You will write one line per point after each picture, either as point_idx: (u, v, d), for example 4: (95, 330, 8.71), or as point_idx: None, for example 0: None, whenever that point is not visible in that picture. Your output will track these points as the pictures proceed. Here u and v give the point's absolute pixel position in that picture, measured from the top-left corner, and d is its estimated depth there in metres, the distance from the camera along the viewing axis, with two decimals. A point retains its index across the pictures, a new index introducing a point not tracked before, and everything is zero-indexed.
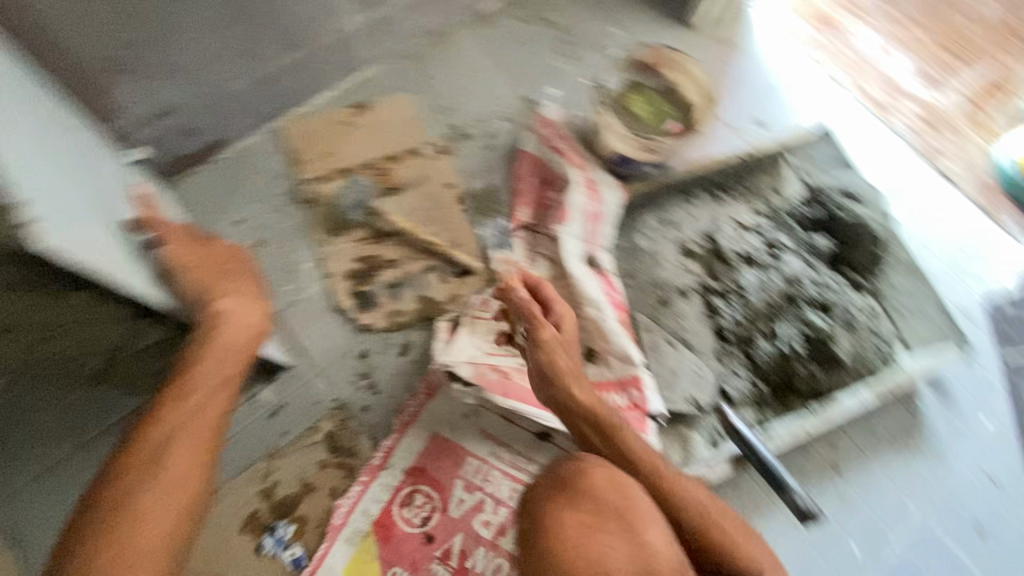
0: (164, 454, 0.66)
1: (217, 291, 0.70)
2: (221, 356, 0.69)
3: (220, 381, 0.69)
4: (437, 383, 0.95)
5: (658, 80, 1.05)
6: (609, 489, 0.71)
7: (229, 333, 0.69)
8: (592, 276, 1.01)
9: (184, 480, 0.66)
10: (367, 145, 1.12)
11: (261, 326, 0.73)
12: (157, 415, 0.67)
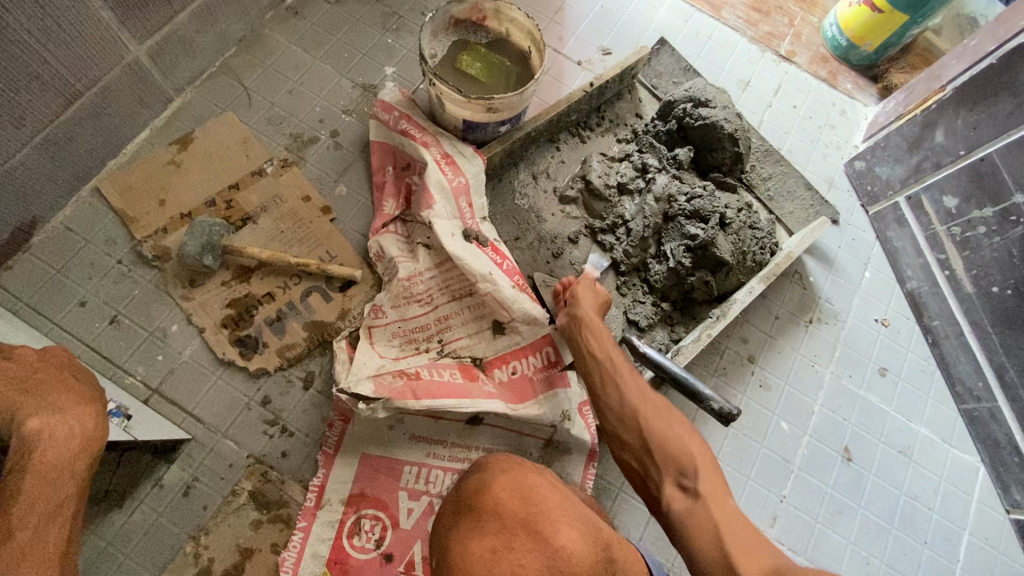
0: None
1: (26, 409, 0.58)
2: (48, 483, 0.56)
3: (51, 511, 0.56)
4: (348, 408, 0.90)
5: (484, 34, 1.02)
6: (511, 499, 0.59)
7: (49, 454, 0.57)
8: (478, 251, 0.97)
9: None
10: (203, 180, 1.02)
11: (92, 438, 0.62)
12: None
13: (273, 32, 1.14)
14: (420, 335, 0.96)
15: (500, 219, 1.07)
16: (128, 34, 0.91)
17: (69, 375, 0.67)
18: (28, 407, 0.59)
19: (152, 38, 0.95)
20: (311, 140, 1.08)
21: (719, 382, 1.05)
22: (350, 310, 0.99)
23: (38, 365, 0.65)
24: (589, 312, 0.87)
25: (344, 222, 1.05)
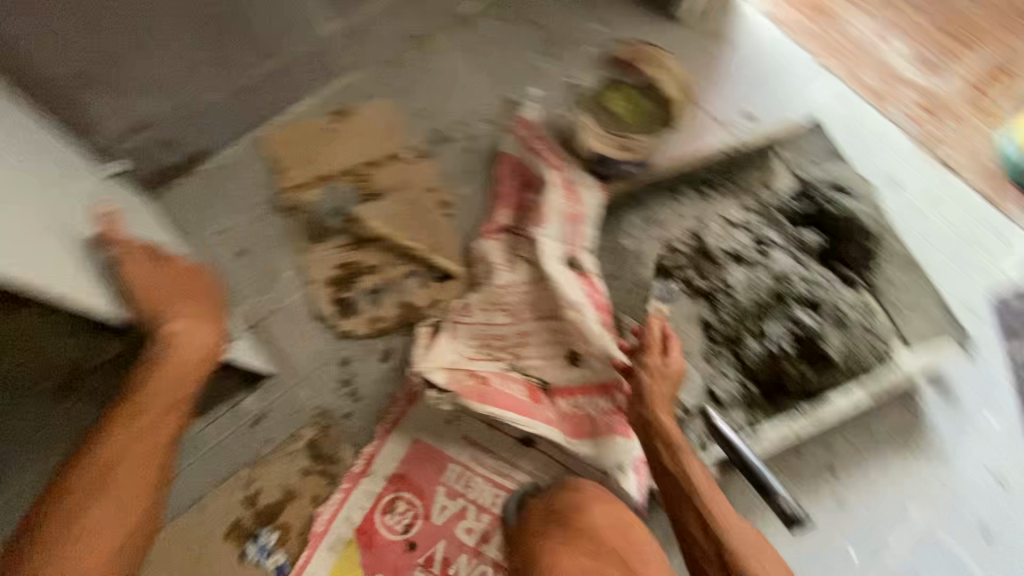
0: (111, 470, 0.74)
1: (166, 315, 0.79)
2: (167, 384, 0.78)
3: (166, 405, 0.78)
4: (416, 391, 0.95)
5: (636, 78, 1.02)
6: (606, 526, 0.83)
7: (178, 356, 0.79)
8: (574, 279, 0.98)
9: (122, 494, 0.74)
10: (348, 151, 1.12)
11: (206, 347, 0.81)
12: (99, 441, 0.75)
13: (441, 34, 1.24)
14: (497, 344, 0.98)
15: (603, 253, 1.08)
16: (325, 13, 1.03)
17: (189, 287, 0.85)
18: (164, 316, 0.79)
19: (343, 20, 1.07)
20: (451, 136, 1.16)
21: (790, 484, 0.98)
22: (440, 299, 1.02)
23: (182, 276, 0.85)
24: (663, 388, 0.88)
25: (458, 218, 1.10)
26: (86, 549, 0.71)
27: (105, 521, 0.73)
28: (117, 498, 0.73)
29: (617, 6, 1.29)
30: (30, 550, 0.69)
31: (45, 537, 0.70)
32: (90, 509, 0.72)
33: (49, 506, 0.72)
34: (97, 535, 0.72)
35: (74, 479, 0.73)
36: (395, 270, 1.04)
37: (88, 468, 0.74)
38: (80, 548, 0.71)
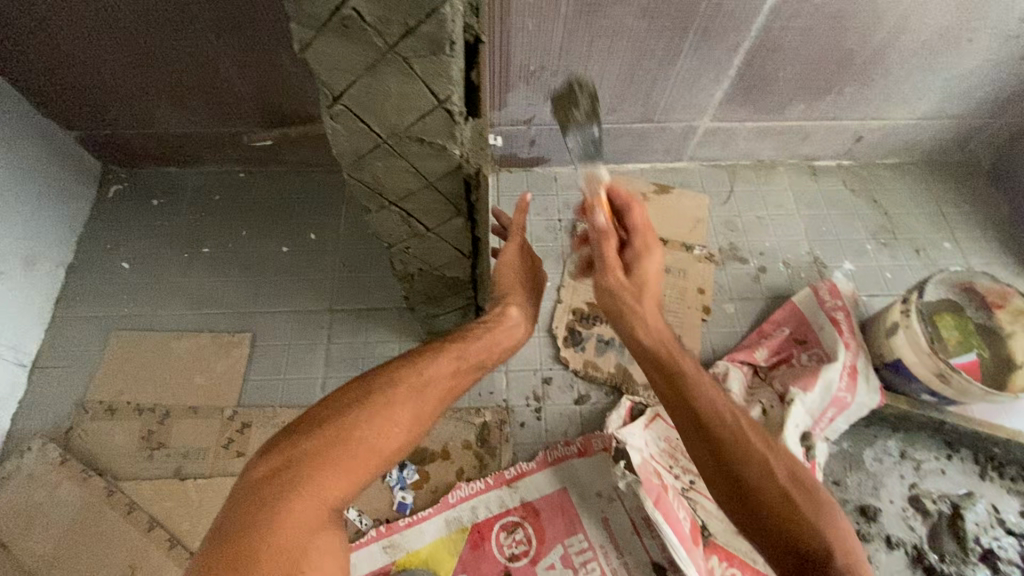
0: (395, 384, 0.61)
1: (514, 297, 0.71)
2: (483, 347, 0.67)
3: (473, 368, 0.66)
4: (591, 448, 0.95)
5: (986, 316, 0.94)
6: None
7: (502, 334, 0.69)
8: (802, 458, 0.91)
9: (410, 426, 0.59)
10: (651, 219, 1.19)
11: (519, 344, 0.71)
12: (428, 359, 0.63)
13: (783, 173, 1.28)
14: (687, 460, 0.94)
15: (834, 451, 0.98)
16: (717, 110, 1.12)
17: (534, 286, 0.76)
18: (515, 297, 0.72)
19: (723, 121, 1.15)
20: (742, 258, 1.18)
21: None
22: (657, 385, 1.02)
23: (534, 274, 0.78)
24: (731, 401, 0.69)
25: (710, 329, 1.10)
26: (363, 442, 0.57)
27: (382, 437, 0.58)
28: (396, 422, 0.59)
29: (971, 237, 1.24)
30: (308, 420, 0.58)
31: (326, 416, 0.58)
32: (366, 413, 0.58)
33: (300, 433, 0.57)
34: (362, 467, 0.57)
35: (385, 383, 0.60)
36: None
37: (361, 408, 0.58)
38: (351, 463, 0.56)
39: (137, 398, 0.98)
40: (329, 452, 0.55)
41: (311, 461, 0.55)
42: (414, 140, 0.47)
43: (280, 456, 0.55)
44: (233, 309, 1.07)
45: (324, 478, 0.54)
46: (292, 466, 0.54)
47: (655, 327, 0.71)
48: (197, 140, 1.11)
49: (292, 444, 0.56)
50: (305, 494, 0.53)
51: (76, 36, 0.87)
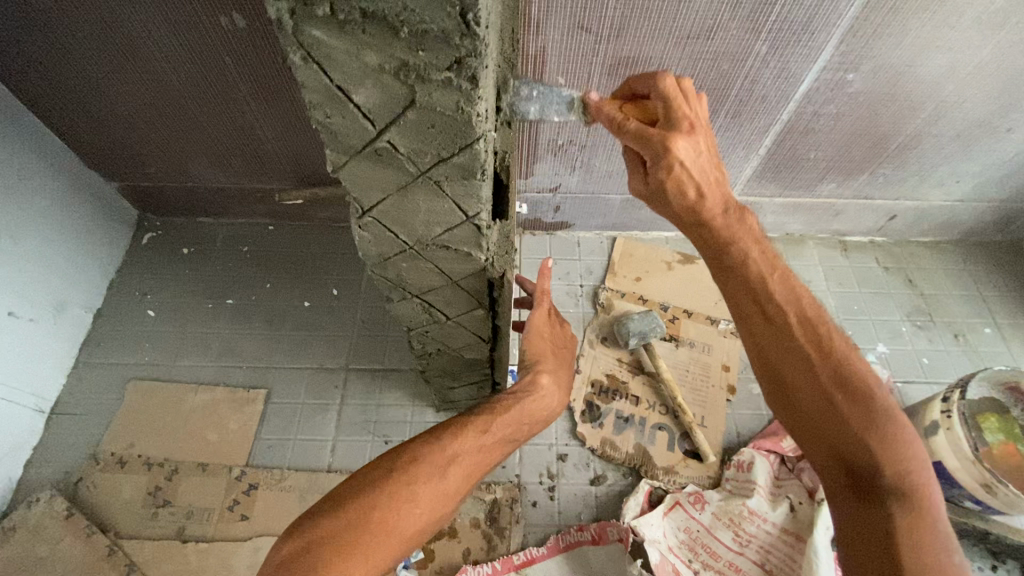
0: (417, 462, 0.57)
1: (545, 364, 0.70)
2: (511, 422, 0.63)
3: (501, 442, 0.63)
4: (610, 537, 0.90)
5: None
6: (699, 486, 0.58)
7: (533, 407, 0.66)
8: (833, 564, 0.84)
9: (431, 507, 0.56)
10: (677, 290, 1.17)
11: (549, 416, 0.69)
12: (453, 435, 0.60)
13: (813, 247, 1.26)
14: (709, 556, 0.88)
15: None
16: (745, 185, 1.11)
17: (564, 350, 0.75)
18: (547, 364, 0.70)
19: (752, 196, 1.14)
20: None
21: None
22: (677, 469, 0.98)
23: (565, 342, 0.77)
24: (796, 307, 0.58)
25: (735, 410, 1.05)
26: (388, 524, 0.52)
27: (408, 518, 0.54)
28: (418, 503, 0.55)
29: (1015, 323, 1.18)
30: (331, 500, 0.54)
31: (349, 493, 0.54)
32: (389, 493, 0.54)
33: (322, 515, 0.52)
34: (385, 552, 0.52)
35: (411, 459, 0.57)
36: (653, 416, 1.03)
37: (387, 486, 0.55)
38: (371, 545, 0.51)
39: (148, 451, 0.98)
40: (350, 535, 0.51)
41: (334, 544, 0.50)
42: (441, 247, 0.47)
43: (299, 540, 0.50)
44: (251, 361, 1.07)
45: (345, 564, 0.49)
46: (312, 551, 0.49)
47: (739, 243, 0.58)
48: (230, 195, 1.14)
49: (315, 525, 0.51)
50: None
51: (128, 99, 0.92)
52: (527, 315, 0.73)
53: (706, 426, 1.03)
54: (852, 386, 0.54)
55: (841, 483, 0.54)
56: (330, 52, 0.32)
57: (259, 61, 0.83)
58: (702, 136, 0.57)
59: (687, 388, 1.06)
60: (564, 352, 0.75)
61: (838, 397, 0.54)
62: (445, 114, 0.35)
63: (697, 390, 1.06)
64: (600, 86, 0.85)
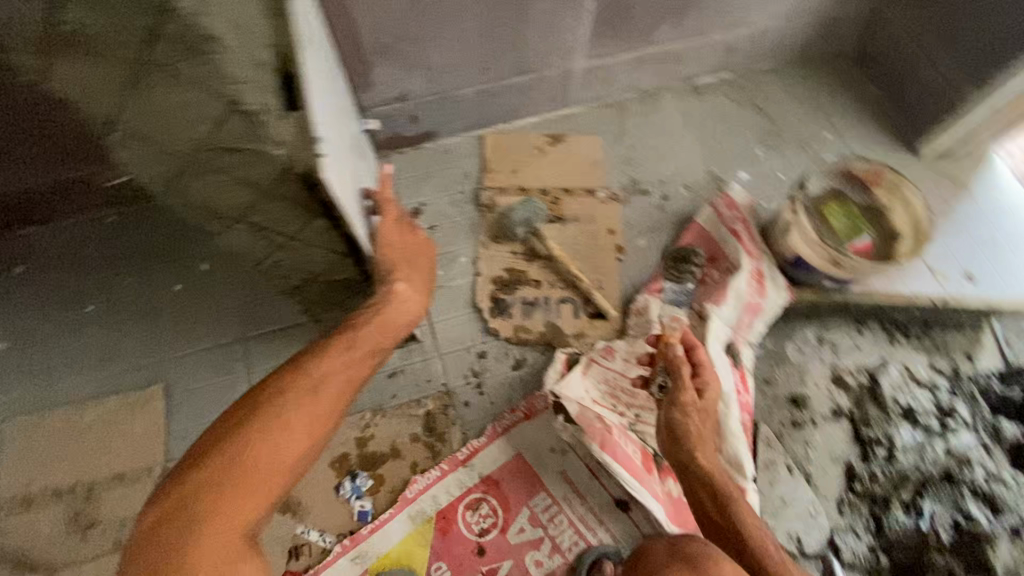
0: (278, 400, 0.56)
1: (401, 271, 0.68)
2: (371, 337, 0.63)
3: (367, 358, 0.62)
4: (538, 408, 0.98)
5: (867, 196, 1.00)
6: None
7: (391, 316, 0.65)
8: (728, 367, 0.96)
9: (304, 437, 0.57)
10: (552, 171, 1.19)
11: (417, 320, 0.68)
12: (309, 362, 0.59)
13: (669, 97, 1.29)
14: (629, 398, 0.96)
15: (760, 352, 1.03)
16: (588, 49, 1.11)
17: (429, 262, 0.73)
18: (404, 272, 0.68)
19: (596, 59, 1.14)
20: (646, 190, 1.19)
21: None
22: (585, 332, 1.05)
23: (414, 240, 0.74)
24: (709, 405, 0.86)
25: (629, 265, 1.11)
26: (252, 475, 0.53)
27: (278, 460, 0.55)
28: (287, 439, 0.55)
29: (850, 122, 1.29)
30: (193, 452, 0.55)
31: (214, 449, 0.54)
32: (251, 435, 0.55)
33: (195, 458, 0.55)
34: (265, 491, 0.55)
35: (262, 393, 0.58)
36: (554, 292, 1.08)
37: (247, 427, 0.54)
38: (248, 489, 0.53)
39: (50, 483, 0.91)
40: (223, 489, 0.52)
41: (201, 492, 0.52)
42: (223, 149, 0.46)
43: (169, 499, 0.52)
44: (135, 365, 0.99)
45: (227, 514, 0.52)
46: (181, 508, 0.52)
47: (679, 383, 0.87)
48: (45, 192, 1.01)
49: (179, 482, 0.53)
50: (210, 532, 0.52)
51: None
52: (377, 226, 0.70)
53: (603, 286, 1.08)
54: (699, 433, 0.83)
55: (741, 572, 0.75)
56: None
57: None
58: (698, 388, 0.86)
59: (580, 257, 1.11)
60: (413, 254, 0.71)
61: (709, 457, 0.82)
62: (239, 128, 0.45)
63: (590, 256, 1.11)
64: None
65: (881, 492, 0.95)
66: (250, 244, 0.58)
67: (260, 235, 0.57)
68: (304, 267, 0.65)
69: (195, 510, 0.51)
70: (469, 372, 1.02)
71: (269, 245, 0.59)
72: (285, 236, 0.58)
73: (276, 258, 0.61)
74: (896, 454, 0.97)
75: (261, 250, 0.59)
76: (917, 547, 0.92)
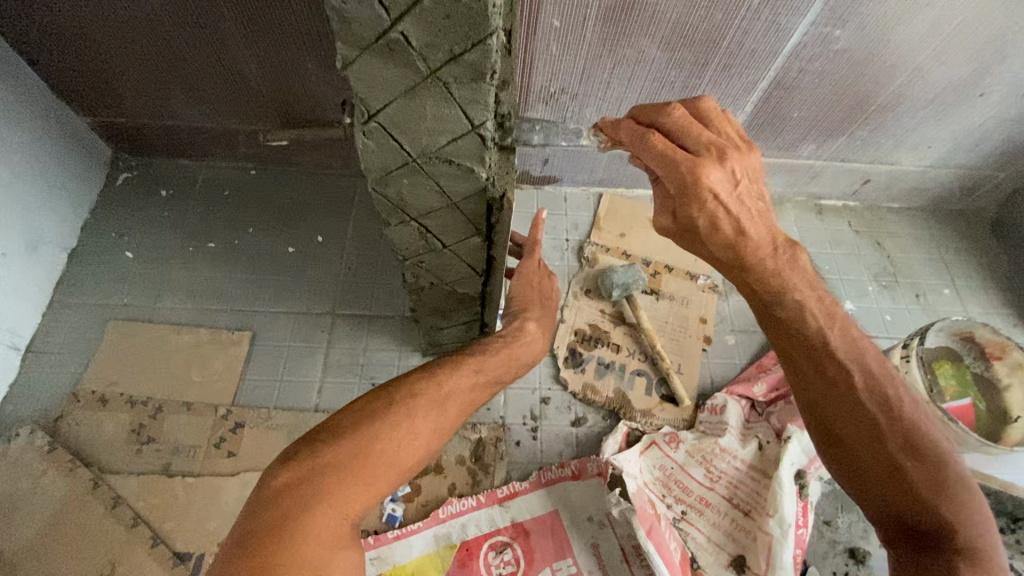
0: (416, 395, 0.57)
1: (528, 310, 0.72)
2: (501, 363, 0.65)
3: (492, 382, 0.64)
4: (588, 471, 0.96)
5: (984, 366, 0.95)
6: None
7: (521, 349, 0.67)
8: (794, 496, 0.91)
9: (428, 440, 0.56)
10: (659, 246, 1.20)
11: (533, 361, 0.71)
12: (448, 372, 0.60)
13: (791, 210, 1.30)
14: (681, 491, 0.94)
15: (828, 490, 0.98)
16: None
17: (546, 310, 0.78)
18: (532, 312, 0.72)
19: None
20: None
21: None
22: (652, 410, 1.03)
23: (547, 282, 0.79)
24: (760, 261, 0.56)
25: (712, 360, 1.11)
26: (381, 463, 0.52)
27: (403, 456, 0.54)
28: (417, 435, 0.55)
29: (972, 285, 1.25)
30: (329, 426, 0.54)
31: (353, 428, 0.53)
32: (389, 424, 0.54)
33: (327, 432, 0.53)
34: (383, 481, 0.53)
35: (403, 387, 0.58)
36: (631, 360, 1.07)
37: (390, 410, 0.55)
38: (372, 475, 0.52)
39: (127, 390, 0.97)
40: (352, 466, 0.51)
41: (333, 468, 0.50)
42: (444, 161, 0.48)
43: (299, 466, 0.50)
44: (234, 307, 1.06)
45: (350, 493, 0.50)
46: (310, 480, 0.49)
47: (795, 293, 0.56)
48: (213, 135, 1.11)
49: (312, 454, 0.51)
50: (329, 507, 0.49)
51: (116, 32, 0.88)
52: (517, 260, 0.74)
53: (682, 371, 1.08)
54: (872, 373, 0.55)
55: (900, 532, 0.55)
56: (403, 50, 0.38)
57: (258, 2, 0.82)
58: (737, 164, 0.54)
59: (665, 337, 1.11)
60: (544, 297, 0.76)
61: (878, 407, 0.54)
62: (469, 153, 0.47)
63: (675, 339, 1.11)
64: (595, 30, 0.86)
65: None
66: (405, 248, 0.63)
67: (418, 245, 0.62)
68: (439, 276, 0.69)
69: (324, 480, 0.50)
70: (529, 414, 1.02)
71: (423, 253, 0.63)
72: (438, 248, 0.62)
73: (421, 263, 0.67)
74: None
75: (412, 253, 0.64)
76: None
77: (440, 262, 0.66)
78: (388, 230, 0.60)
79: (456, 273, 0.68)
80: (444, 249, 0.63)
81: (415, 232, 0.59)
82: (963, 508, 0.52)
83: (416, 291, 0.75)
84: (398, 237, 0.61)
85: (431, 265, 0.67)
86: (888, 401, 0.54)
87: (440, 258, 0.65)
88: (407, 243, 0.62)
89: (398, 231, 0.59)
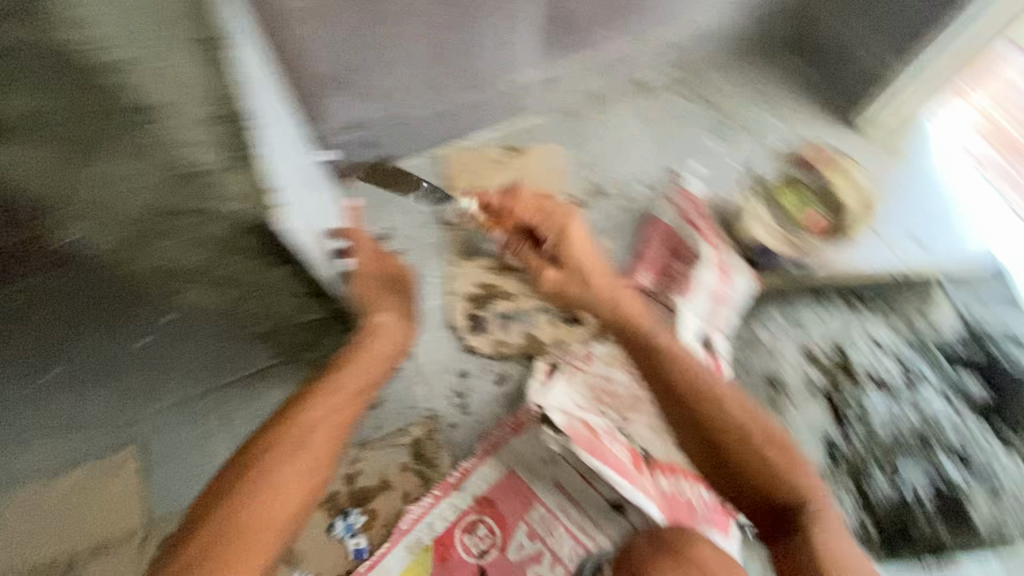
0: (282, 437, 0.69)
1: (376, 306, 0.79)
2: (355, 373, 0.74)
3: (353, 387, 0.73)
4: (525, 422, 0.97)
5: (816, 176, 1.04)
6: (710, 556, 0.78)
7: (377, 349, 0.76)
8: (705, 358, 0.98)
9: (302, 472, 0.68)
10: (514, 183, 1.19)
11: (398, 348, 0.79)
12: (303, 407, 0.70)
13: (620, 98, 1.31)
14: (612, 400, 0.99)
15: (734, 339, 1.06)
16: (535, 59, 1.12)
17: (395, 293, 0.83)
18: (376, 305, 0.79)
19: (544, 69, 1.16)
20: (607, 192, 1.21)
21: None
22: (562, 338, 1.06)
23: (378, 262, 0.83)
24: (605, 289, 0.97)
25: (599, 268, 1.14)
26: (276, 504, 0.66)
27: (277, 489, 0.66)
28: (290, 474, 0.67)
29: (794, 105, 1.34)
30: (215, 481, 0.67)
31: (235, 485, 0.66)
32: (265, 470, 0.66)
33: (213, 495, 0.66)
34: (282, 518, 0.66)
35: (272, 436, 0.69)
36: (526, 301, 1.09)
37: (266, 456, 0.67)
38: (259, 515, 0.65)
39: (20, 564, 0.87)
40: (230, 509, 0.64)
41: (222, 518, 0.64)
42: (175, 169, 0.56)
43: (190, 528, 0.63)
44: (104, 425, 0.95)
45: (260, 542, 0.64)
46: (199, 538, 0.62)
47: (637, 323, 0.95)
48: None
49: (203, 510, 0.64)
50: (239, 556, 0.62)
51: None
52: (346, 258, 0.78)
53: None
54: (711, 391, 0.87)
55: (761, 510, 0.81)
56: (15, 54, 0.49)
57: None
58: None
59: (551, 266, 1.12)
60: (384, 285, 0.81)
61: (723, 413, 0.84)
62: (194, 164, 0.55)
63: None
64: None
65: (858, 461, 0.96)
66: (208, 270, 0.68)
67: (216, 263, 0.66)
68: (266, 298, 0.73)
69: (222, 533, 0.63)
70: (452, 393, 1.02)
71: (225, 272, 0.67)
72: (237, 270, 0.66)
73: (232, 284, 0.70)
74: (873, 424, 0.98)
75: (218, 276, 0.68)
76: (901, 516, 0.92)
77: (252, 282, 0.69)
78: (173, 250, 0.64)
79: (278, 287, 0.72)
80: (247, 267, 0.66)
81: (201, 252, 0.64)
82: (801, 475, 0.81)
83: (254, 318, 0.79)
84: (190, 260, 0.65)
85: (247, 286, 0.70)
86: (716, 398, 0.85)
87: (248, 279, 0.68)
88: (202, 262, 0.66)
89: (181, 251, 0.64)
